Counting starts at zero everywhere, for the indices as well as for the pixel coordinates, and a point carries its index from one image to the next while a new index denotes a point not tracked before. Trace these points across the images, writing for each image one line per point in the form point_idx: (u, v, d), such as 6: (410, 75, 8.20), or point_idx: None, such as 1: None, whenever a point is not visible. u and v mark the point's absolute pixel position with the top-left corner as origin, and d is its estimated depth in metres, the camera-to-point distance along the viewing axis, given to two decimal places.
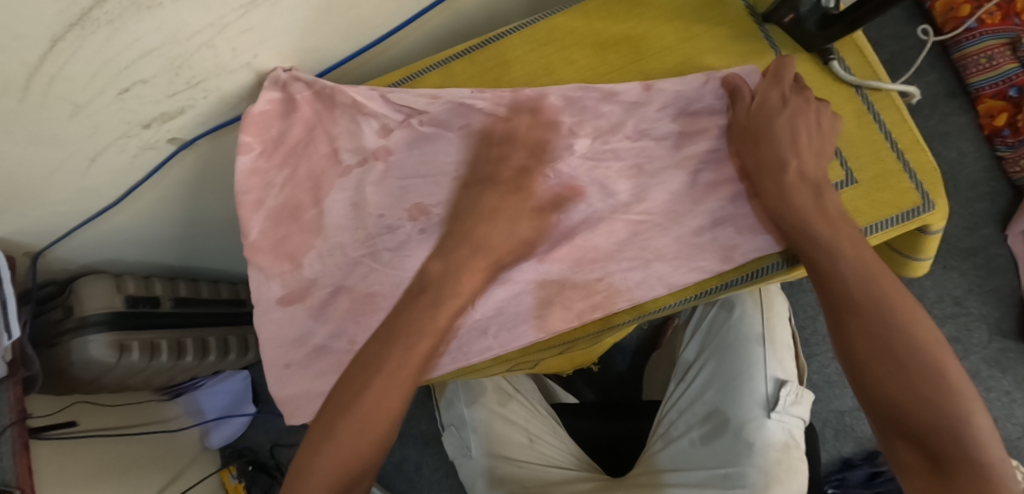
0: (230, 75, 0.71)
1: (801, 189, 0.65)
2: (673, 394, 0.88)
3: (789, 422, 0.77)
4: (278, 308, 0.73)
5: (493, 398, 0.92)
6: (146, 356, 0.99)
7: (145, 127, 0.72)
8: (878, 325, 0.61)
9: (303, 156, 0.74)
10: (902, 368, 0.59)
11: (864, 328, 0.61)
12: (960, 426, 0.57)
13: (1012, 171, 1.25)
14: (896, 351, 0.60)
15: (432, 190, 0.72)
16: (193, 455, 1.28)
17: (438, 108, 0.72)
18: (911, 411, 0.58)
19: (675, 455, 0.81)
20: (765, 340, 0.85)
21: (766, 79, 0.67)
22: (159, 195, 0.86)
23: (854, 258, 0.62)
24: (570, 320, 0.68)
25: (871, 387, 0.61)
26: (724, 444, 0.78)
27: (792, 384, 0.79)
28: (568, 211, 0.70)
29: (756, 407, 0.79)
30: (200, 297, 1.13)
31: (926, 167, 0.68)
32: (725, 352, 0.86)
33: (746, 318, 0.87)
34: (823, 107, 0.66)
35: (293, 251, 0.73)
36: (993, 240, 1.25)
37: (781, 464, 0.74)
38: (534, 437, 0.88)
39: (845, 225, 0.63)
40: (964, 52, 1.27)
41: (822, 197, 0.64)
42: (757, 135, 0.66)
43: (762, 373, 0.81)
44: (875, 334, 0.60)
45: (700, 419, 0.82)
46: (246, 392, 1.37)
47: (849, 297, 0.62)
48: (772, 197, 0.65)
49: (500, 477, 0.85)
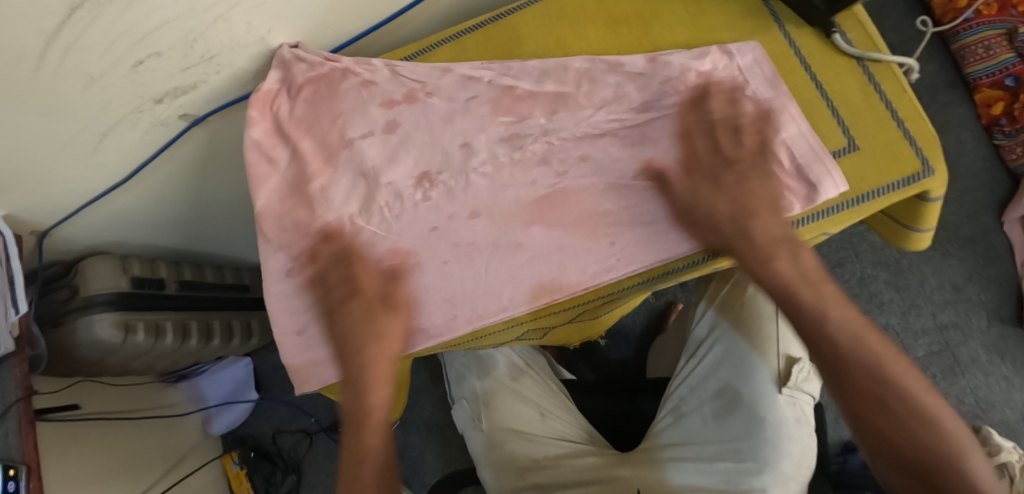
0: (243, 50, 0.71)
1: (785, 255, 0.67)
2: (683, 370, 0.87)
3: (800, 398, 0.78)
4: (289, 279, 0.73)
5: (505, 373, 0.93)
6: (151, 337, 0.99)
7: (158, 102, 0.72)
8: (871, 376, 0.65)
9: (312, 126, 0.73)
10: (896, 415, 0.64)
11: (861, 381, 0.65)
12: (960, 463, 0.62)
13: (1009, 159, 1.27)
14: (887, 397, 0.65)
15: (441, 159, 0.72)
16: (194, 443, 1.26)
17: (446, 82, 0.72)
18: (909, 443, 0.64)
19: (685, 430, 0.81)
20: (778, 318, 0.84)
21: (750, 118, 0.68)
22: (167, 175, 0.86)
23: (840, 319, 0.67)
24: (588, 271, 0.69)
25: (872, 435, 0.66)
26: (737, 420, 0.78)
27: (804, 361, 0.79)
28: (576, 178, 0.71)
29: (769, 383, 0.79)
30: (205, 281, 1.13)
31: (926, 135, 0.68)
32: (738, 330, 0.85)
33: (759, 296, 0.86)
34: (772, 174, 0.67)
35: (298, 223, 0.72)
36: (991, 228, 1.27)
37: (791, 439, 0.75)
38: (545, 411, 0.89)
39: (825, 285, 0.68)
40: (962, 43, 1.29)
41: (798, 264, 0.67)
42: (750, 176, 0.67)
43: (774, 350, 0.81)
44: (869, 386, 0.65)
45: (712, 395, 0.82)
46: (248, 379, 1.36)
47: (844, 360, 0.66)
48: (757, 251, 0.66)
49: (511, 451, 0.86)
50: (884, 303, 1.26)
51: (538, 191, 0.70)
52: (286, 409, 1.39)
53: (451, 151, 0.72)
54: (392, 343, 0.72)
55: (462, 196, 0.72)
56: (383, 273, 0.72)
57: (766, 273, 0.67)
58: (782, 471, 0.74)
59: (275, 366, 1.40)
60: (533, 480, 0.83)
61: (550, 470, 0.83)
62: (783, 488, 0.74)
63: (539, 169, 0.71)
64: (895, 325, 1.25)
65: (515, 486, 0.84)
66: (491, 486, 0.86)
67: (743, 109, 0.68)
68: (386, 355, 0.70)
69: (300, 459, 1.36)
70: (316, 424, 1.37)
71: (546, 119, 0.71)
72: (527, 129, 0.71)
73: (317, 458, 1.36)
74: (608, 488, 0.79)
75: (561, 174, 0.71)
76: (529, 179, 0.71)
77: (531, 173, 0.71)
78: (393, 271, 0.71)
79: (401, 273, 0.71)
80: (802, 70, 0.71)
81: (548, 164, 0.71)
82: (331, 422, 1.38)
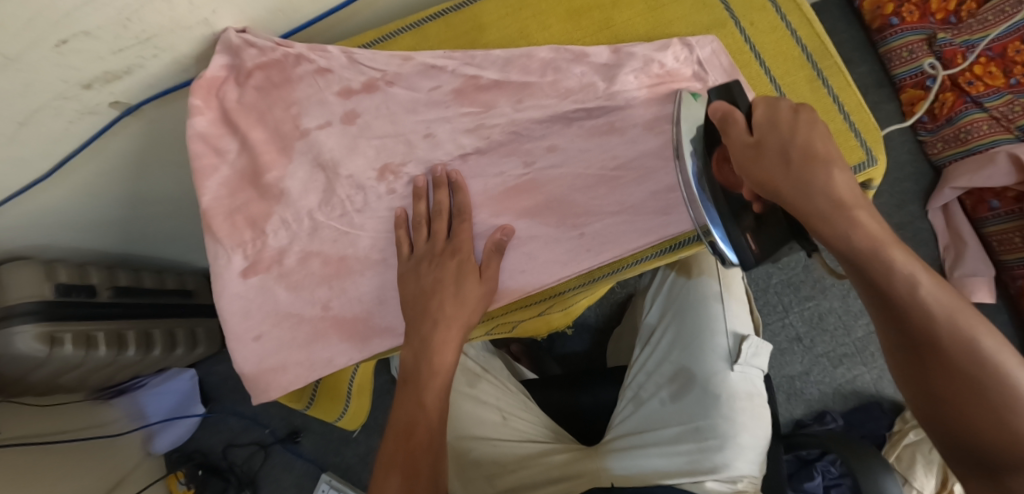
0: (186, 32, 0.65)
1: (865, 204, 0.53)
2: (639, 358, 0.87)
3: (750, 373, 0.80)
4: (242, 280, 0.69)
5: (462, 380, 0.90)
6: (81, 348, 0.91)
7: (86, 87, 0.65)
8: (939, 358, 0.54)
9: (264, 116, 0.68)
10: (984, 401, 0.53)
11: (935, 359, 0.54)
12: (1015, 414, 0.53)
13: (930, 153, 1.32)
14: (976, 378, 0.53)
15: (404, 150, 0.69)
16: (135, 462, 1.16)
17: (409, 70, 0.67)
18: (985, 444, 0.54)
19: (646, 416, 0.80)
20: (723, 297, 0.86)
21: (774, 111, 0.57)
22: (98, 167, 0.78)
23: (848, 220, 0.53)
24: (558, 261, 0.70)
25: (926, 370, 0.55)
26: (694, 400, 0.79)
27: (752, 338, 0.81)
28: (543, 168, 0.70)
29: (721, 360, 0.81)
30: (142, 287, 1.04)
31: (869, 127, 0.74)
32: (685, 312, 0.86)
33: (702, 278, 0.88)
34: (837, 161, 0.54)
35: (251, 219, 0.69)
36: (917, 215, 1.32)
37: (745, 411, 0.77)
38: (506, 414, 0.86)
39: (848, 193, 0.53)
40: (889, 47, 1.32)
41: (880, 218, 0.54)
42: (835, 159, 0.54)
43: (723, 329, 0.83)
44: (944, 363, 0.54)
45: (668, 379, 0.82)
46: (194, 391, 1.28)
47: (907, 329, 0.54)
48: (837, 220, 0.53)
49: (479, 459, 0.85)
50: (828, 288, 1.30)
51: (507, 182, 0.70)
52: (237, 420, 1.30)
53: (416, 141, 0.69)
54: (355, 343, 0.71)
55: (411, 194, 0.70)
56: (346, 267, 0.70)
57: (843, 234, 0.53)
58: (741, 443, 0.76)
59: (222, 376, 1.31)
60: (505, 482, 0.81)
61: (517, 472, 0.81)
62: (741, 458, 0.75)
63: (506, 160, 0.70)
64: (837, 308, 1.30)
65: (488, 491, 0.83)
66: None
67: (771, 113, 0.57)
68: (457, 318, 0.67)
69: (254, 472, 1.28)
70: (271, 436, 1.30)
71: (512, 109, 0.68)
72: (493, 119, 0.69)
73: (274, 471, 1.29)
74: (574, 483, 0.78)
75: (529, 164, 0.70)
76: (498, 169, 0.70)
77: (499, 164, 0.70)
78: (354, 265, 0.70)
79: (365, 267, 0.70)
80: (757, 65, 0.74)
81: (516, 153, 0.70)
82: (288, 431, 1.31)
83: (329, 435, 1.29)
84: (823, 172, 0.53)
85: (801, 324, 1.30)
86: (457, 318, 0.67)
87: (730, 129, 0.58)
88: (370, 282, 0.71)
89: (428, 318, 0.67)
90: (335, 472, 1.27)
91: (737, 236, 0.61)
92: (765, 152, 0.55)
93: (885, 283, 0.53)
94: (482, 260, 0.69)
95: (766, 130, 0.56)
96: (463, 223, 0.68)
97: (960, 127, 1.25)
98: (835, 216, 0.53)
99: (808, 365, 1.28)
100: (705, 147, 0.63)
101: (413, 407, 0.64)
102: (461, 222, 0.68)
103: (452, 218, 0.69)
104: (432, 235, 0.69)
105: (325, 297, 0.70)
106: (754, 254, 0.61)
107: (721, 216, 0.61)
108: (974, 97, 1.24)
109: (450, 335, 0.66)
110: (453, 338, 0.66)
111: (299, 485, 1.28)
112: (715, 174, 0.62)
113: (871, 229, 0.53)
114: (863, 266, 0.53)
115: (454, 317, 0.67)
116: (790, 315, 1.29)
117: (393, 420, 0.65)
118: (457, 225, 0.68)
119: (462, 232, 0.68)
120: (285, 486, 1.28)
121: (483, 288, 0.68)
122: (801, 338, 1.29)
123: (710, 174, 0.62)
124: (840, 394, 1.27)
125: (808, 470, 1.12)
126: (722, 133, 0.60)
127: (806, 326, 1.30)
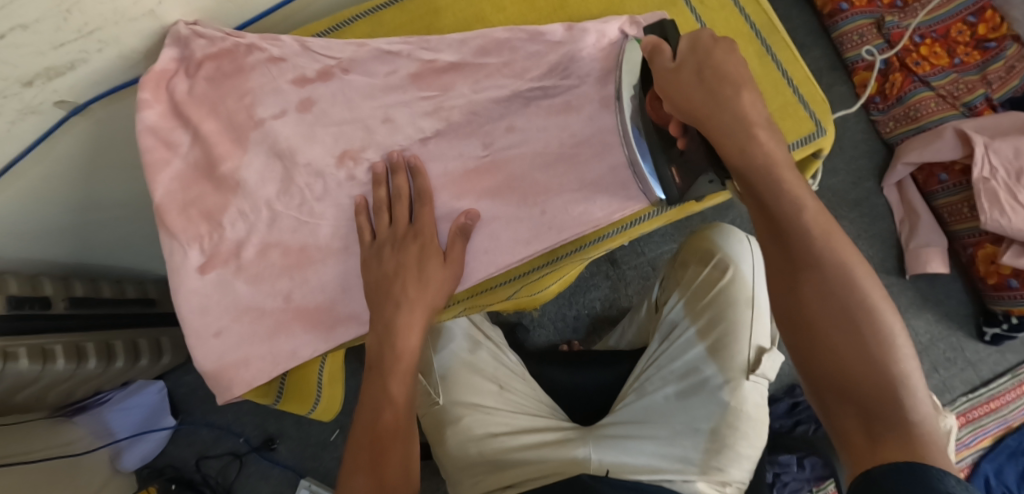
0: (131, 24, 0.63)
1: (764, 126, 0.59)
2: (654, 352, 0.86)
3: (762, 385, 0.80)
4: (200, 274, 0.68)
5: (463, 346, 0.89)
6: (37, 362, 0.86)
7: (27, 85, 0.61)
8: (818, 282, 0.55)
9: (217, 108, 0.67)
10: (856, 330, 0.53)
11: (813, 280, 0.55)
12: (886, 353, 0.52)
13: (883, 132, 1.35)
14: (848, 307, 0.54)
15: (362, 135, 0.69)
16: (104, 479, 1.11)
17: (364, 56, 0.67)
18: (852, 377, 0.53)
19: (648, 407, 0.81)
20: (754, 305, 0.84)
21: (699, 42, 0.62)
22: (43, 175, 0.73)
23: (755, 136, 0.58)
24: (520, 241, 0.70)
25: (805, 299, 0.55)
26: (700, 403, 0.79)
27: (772, 352, 0.80)
28: (502, 148, 0.71)
29: (736, 368, 0.80)
30: (99, 297, 1.01)
31: (817, 99, 0.76)
32: (715, 312, 0.84)
33: (737, 281, 0.85)
34: (750, 87, 0.60)
35: (207, 212, 0.68)
36: (873, 192, 1.35)
37: (749, 422, 0.78)
38: (505, 385, 0.86)
39: (754, 110, 0.59)
40: (840, 31, 1.34)
41: (779, 143, 0.59)
42: (745, 81, 0.60)
43: (746, 338, 0.81)
44: (818, 283, 0.55)
45: (678, 376, 0.82)
46: (163, 404, 1.24)
47: (789, 247, 0.56)
48: (736, 135, 0.58)
49: (469, 426, 0.82)
50: None
51: (467, 163, 0.70)
52: (210, 431, 1.27)
53: (375, 126, 0.69)
54: (319, 332, 0.71)
55: (370, 180, 0.69)
56: (307, 257, 0.70)
57: (745, 147, 0.58)
58: (738, 450, 0.77)
59: (193, 387, 1.28)
60: (493, 453, 0.81)
61: (507, 458, 0.80)
62: (736, 466, 0.76)
63: (466, 141, 0.70)
64: None
65: (473, 462, 0.82)
66: (447, 460, 0.84)
67: (692, 43, 0.62)
68: (421, 301, 0.67)
69: (230, 483, 1.25)
70: (245, 445, 1.27)
71: (470, 90, 0.69)
72: (450, 101, 0.69)
73: (250, 481, 1.26)
74: (560, 474, 0.77)
75: (488, 145, 0.71)
76: (458, 150, 0.70)
77: (459, 145, 0.70)
78: (315, 254, 0.70)
79: (327, 255, 0.70)
80: None
81: (475, 135, 0.70)
82: (263, 439, 1.28)
83: (306, 439, 1.27)
84: (732, 91, 0.59)
85: None
86: (420, 300, 0.67)
87: (657, 60, 0.64)
88: (333, 269, 0.70)
89: (391, 300, 0.67)
90: (314, 477, 1.25)
91: (663, 169, 0.67)
92: (684, 74, 0.61)
93: (773, 197, 0.57)
94: (447, 244, 0.69)
95: (686, 58, 0.62)
96: (425, 208, 0.68)
97: (909, 106, 1.28)
98: (745, 129, 0.58)
99: None
100: (642, 88, 0.67)
101: (379, 397, 0.66)
102: (422, 207, 0.68)
103: (414, 202, 0.68)
104: (392, 220, 0.68)
105: (286, 288, 0.69)
106: (677, 186, 0.67)
107: (651, 151, 0.67)
108: (921, 77, 1.28)
109: (416, 318, 0.67)
110: (418, 323, 0.67)
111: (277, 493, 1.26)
112: (647, 110, 0.67)
113: (764, 140, 0.58)
114: (759, 177, 0.57)
115: (417, 300, 0.67)
116: None
117: (361, 406, 0.67)
118: (419, 209, 0.68)
119: (425, 216, 0.68)
120: None
121: (447, 271, 0.68)
122: None
123: (643, 111, 0.67)
124: None
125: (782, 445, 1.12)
126: (651, 64, 0.65)
127: None
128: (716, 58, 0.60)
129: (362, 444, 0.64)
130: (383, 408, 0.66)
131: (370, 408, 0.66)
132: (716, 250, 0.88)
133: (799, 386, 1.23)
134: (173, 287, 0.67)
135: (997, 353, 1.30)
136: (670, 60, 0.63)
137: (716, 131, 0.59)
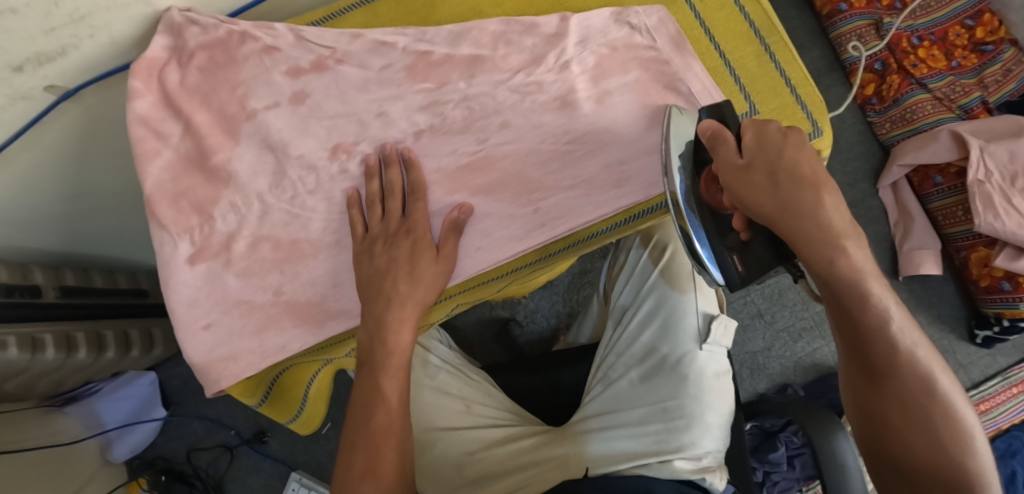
0: (122, 10, 0.62)
1: (854, 239, 0.52)
2: (611, 338, 0.86)
3: (717, 353, 0.81)
4: (189, 267, 0.68)
5: (423, 373, 0.87)
6: (27, 351, 0.86)
7: (17, 70, 0.60)
8: (898, 387, 0.54)
9: (210, 99, 0.67)
10: (930, 429, 0.54)
11: (897, 390, 0.54)
12: (959, 452, 0.53)
13: (880, 133, 1.35)
14: (924, 411, 0.54)
15: (356, 129, 0.69)
16: (92, 470, 1.10)
17: (359, 48, 0.67)
18: (919, 474, 0.54)
19: (615, 397, 0.81)
20: (694, 276, 0.86)
21: (771, 130, 0.55)
22: (33, 162, 0.72)
23: (842, 252, 0.51)
24: (513, 237, 0.70)
25: (884, 397, 0.55)
26: (664, 381, 0.79)
27: (720, 317, 0.82)
28: (496, 145, 0.70)
29: (689, 340, 0.81)
30: (93, 287, 1.00)
31: (815, 100, 0.75)
32: (661, 296, 0.85)
33: (675, 260, 0.87)
34: (835, 193, 0.52)
35: (199, 204, 0.68)
36: (869, 193, 1.35)
37: (712, 390, 0.78)
38: (470, 402, 0.84)
39: (840, 217, 0.51)
40: (839, 32, 1.33)
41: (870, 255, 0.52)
42: (825, 181, 0.51)
43: (692, 308, 0.84)
44: (901, 392, 0.54)
45: (638, 360, 0.82)
46: (154, 396, 1.22)
47: (870, 353, 0.54)
48: (824, 246, 0.51)
49: (443, 449, 0.82)
50: None
51: (460, 159, 0.70)
52: (200, 423, 1.27)
53: (369, 119, 0.69)
54: (309, 326, 0.70)
55: (363, 174, 0.69)
56: (299, 251, 0.69)
57: (830, 266, 0.51)
58: (707, 422, 0.77)
59: (184, 378, 1.27)
60: (475, 471, 0.80)
61: (483, 460, 0.80)
62: (708, 437, 0.76)
63: (460, 137, 0.70)
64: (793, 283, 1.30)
65: (457, 484, 0.81)
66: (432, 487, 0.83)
67: (757, 132, 0.55)
68: (414, 298, 0.66)
69: (220, 476, 1.25)
70: (236, 437, 1.26)
71: (465, 84, 0.69)
72: (445, 97, 0.69)
73: (240, 474, 1.26)
74: (541, 468, 0.77)
75: (482, 141, 0.70)
76: (451, 147, 0.70)
77: (452, 141, 0.70)
78: (307, 248, 0.69)
79: (319, 250, 0.70)
80: (707, 40, 0.76)
81: (470, 130, 0.70)
82: (254, 432, 1.28)
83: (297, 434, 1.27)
84: (811, 194, 0.51)
85: (762, 301, 1.29)
86: (411, 296, 0.66)
87: (719, 148, 0.58)
88: (324, 264, 0.70)
89: (382, 296, 0.66)
90: (305, 471, 1.25)
91: (723, 256, 0.60)
92: (754, 176, 0.54)
93: (859, 312, 0.52)
94: (439, 239, 0.68)
95: (755, 157, 0.54)
96: (417, 202, 0.68)
97: (906, 108, 1.28)
98: (828, 233, 0.51)
99: (769, 341, 1.28)
100: (694, 167, 0.62)
101: (376, 401, 0.65)
102: (415, 201, 0.68)
103: (407, 197, 0.68)
104: (386, 214, 0.68)
105: (277, 282, 0.69)
106: (738, 273, 0.60)
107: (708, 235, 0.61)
108: (919, 79, 1.28)
109: (409, 313, 0.66)
110: (410, 319, 0.66)
111: (268, 486, 1.26)
112: (701, 193, 0.62)
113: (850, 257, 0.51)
114: (848, 297, 0.52)
115: (409, 296, 0.66)
116: (752, 292, 1.29)
117: (353, 407, 0.66)
118: (412, 204, 0.68)
119: (418, 211, 0.68)
120: (253, 488, 1.25)
121: (438, 266, 0.67)
122: (762, 314, 1.29)
123: (696, 191, 0.62)
124: (800, 366, 1.27)
125: (772, 441, 1.12)
126: (712, 151, 0.59)
127: (766, 302, 1.30)
128: (792, 152, 0.53)
129: (356, 443, 0.63)
130: (374, 404, 0.65)
131: (361, 409, 0.65)
132: (655, 233, 0.91)
133: (790, 386, 1.24)
134: (164, 278, 0.67)
135: (987, 356, 1.31)
136: (735, 152, 0.56)
137: (797, 242, 0.52)
